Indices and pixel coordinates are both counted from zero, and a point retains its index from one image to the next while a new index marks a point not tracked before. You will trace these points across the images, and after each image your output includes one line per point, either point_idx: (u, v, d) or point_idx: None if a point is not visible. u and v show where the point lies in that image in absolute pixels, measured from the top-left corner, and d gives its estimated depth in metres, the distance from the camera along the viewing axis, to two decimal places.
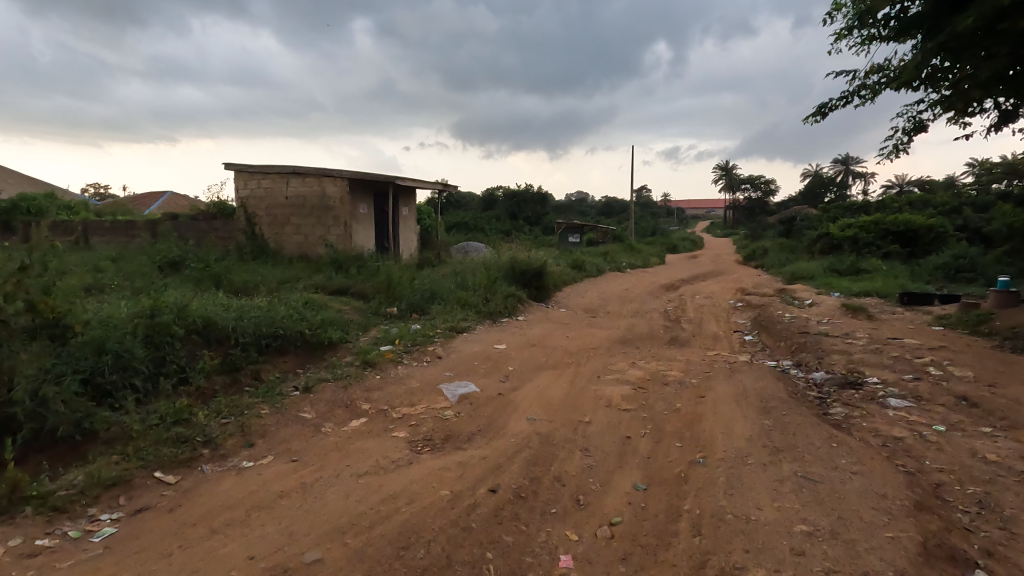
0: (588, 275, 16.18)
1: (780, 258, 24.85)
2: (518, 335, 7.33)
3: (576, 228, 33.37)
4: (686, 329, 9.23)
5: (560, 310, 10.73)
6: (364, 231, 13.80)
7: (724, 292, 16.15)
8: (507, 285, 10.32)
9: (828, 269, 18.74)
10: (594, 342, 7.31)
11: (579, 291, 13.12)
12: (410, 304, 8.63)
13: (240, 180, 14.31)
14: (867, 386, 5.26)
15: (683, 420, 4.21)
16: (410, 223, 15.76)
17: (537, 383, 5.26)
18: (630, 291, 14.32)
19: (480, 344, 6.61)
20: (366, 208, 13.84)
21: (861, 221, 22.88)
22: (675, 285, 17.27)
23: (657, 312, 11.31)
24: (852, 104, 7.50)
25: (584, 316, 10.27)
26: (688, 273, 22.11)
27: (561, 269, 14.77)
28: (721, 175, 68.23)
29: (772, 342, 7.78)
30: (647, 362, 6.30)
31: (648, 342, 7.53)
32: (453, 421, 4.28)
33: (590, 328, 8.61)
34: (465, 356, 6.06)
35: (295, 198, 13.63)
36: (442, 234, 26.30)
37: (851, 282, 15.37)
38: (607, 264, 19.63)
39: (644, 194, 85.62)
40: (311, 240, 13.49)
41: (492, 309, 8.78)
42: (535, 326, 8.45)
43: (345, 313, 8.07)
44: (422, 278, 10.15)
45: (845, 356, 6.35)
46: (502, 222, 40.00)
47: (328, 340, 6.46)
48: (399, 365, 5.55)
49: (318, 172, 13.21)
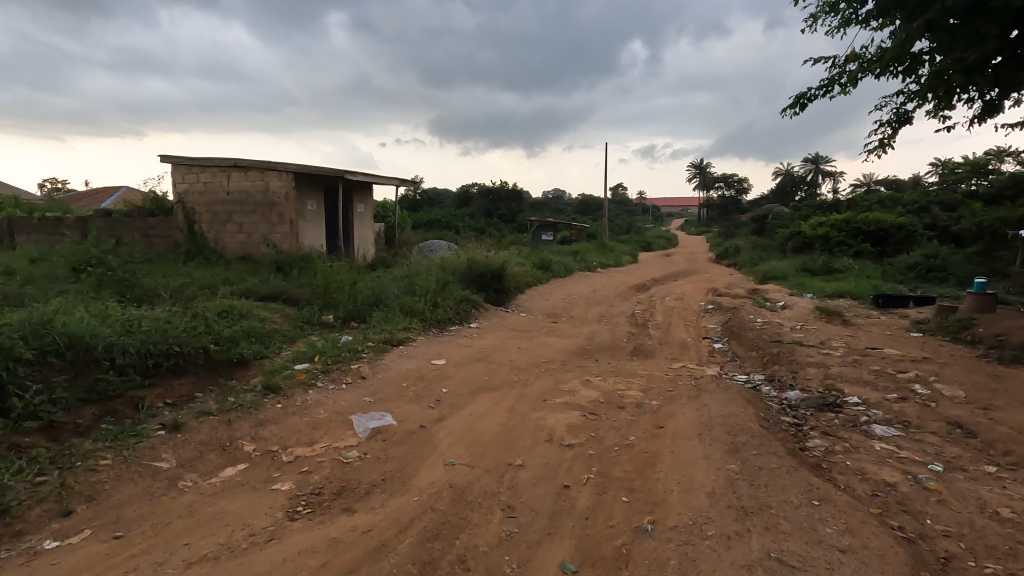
0: (555, 276, 15.47)
1: (752, 257, 24.51)
2: (463, 347, 6.53)
3: (550, 227, 32.66)
4: (653, 336, 8.57)
5: (520, 315, 9.97)
6: (313, 229, 12.83)
7: (696, 293, 15.62)
8: (461, 288, 9.52)
9: (800, 269, 18.40)
10: (548, 354, 6.56)
11: (542, 293, 12.38)
12: (349, 311, 7.77)
13: (178, 174, 13.20)
14: (848, 408, 4.61)
15: (634, 461, 3.49)
16: (367, 221, 14.81)
17: (471, 410, 4.48)
18: (598, 292, 13.64)
19: (416, 359, 5.80)
20: (315, 205, 12.86)
21: (832, 220, 22.68)
22: (645, 285, 16.68)
23: (624, 316, 10.64)
24: (831, 93, 6.88)
25: (544, 322, 9.53)
26: (661, 272, 21.57)
27: (526, 270, 14.02)
28: (695, 173, 68.34)
29: (743, 352, 7.14)
30: (603, 379, 5.57)
31: (609, 354, 6.82)
32: (355, 468, 3.47)
33: (548, 337, 7.86)
34: (393, 376, 5.25)
35: (237, 193, 12.60)
36: (409, 232, 25.31)
37: (824, 282, 14.96)
38: (577, 264, 18.93)
39: (620, 192, 85.59)
40: (255, 239, 12.47)
41: (440, 316, 7.97)
42: (487, 335, 7.67)
43: (271, 323, 7.18)
44: (367, 281, 9.28)
45: (822, 370, 5.72)
46: (474, 220, 39.09)
47: (237, 357, 5.59)
48: (311, 390, 4.71)
49: (261, 165, 12.19)
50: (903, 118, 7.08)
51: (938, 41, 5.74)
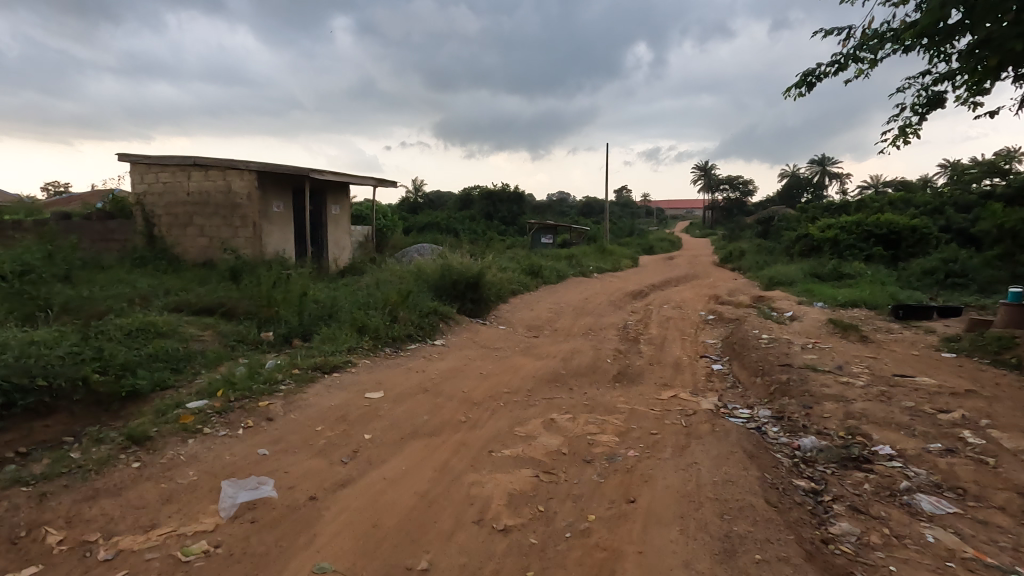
0: (546, 283, 14.44)
1: (757, 261, 23.40)
2: (412, 374, 5.51)
3: (549, 228, 31.65)
4: (642, 355, 7.52)
5: (496, 328, 8.93)
6: (280, 233, 11.82)
7: (697, 300, 14.56)
8: (430, 299, 8.49)
9: (809, 273, 17.31)
10: (513, 381, 5.52)
11: (527, 303, 11.35)
12: (292, 328, 6.76)
13: (136, 173, 12.26)
14: (880, 466, 3.58)
15: (586, 564, 2.48)
16: (343, 224, 13.80)
17: (391, 468, 3.47)
18: (590, 301, 12.58)
19: (347, 392, 4.78)
20: (282, 207, 11.86)
21: (842, 222, 21.56)
22: (643, 291, 15.63)
23: (615, 329, 9.59)
24: (845, 70, 5.83)
25: (522, 337, 8.50)
26: (661, 277, 20.49)
27: (512, 276, 13.00)
28: (700, 175, 67.29)
29: (746, 378, 6.07)
30: (572, 417, 4.54)
31: (586, 381, 5.76)
32: (192, 572, 2.46)
33: (520, 356, 6.83)
34: (309, 416, 4.24)
35: (198, 194, 11.64)
36: (401, 235, 24.34)
37: (835, 290, 13.87)
38: (572, 269, 17.89)
39: (625, 194, 84.62)
40: (217, 244, 11.51)
41: (398, 333, 6.95)
42: (450, 356, 6.64)
43: (196, 343, 6.19)
44: (324, 291, 8.28)
45: (841, 406, 4.67)
46: (473, 223, 38.13)
47: (128, 389, 4.60)
48: (191, 440, 3.71)
49: (222, 163, 11.22)
50: (933, 101, 6.01)
51: (982, 3, 4.69)
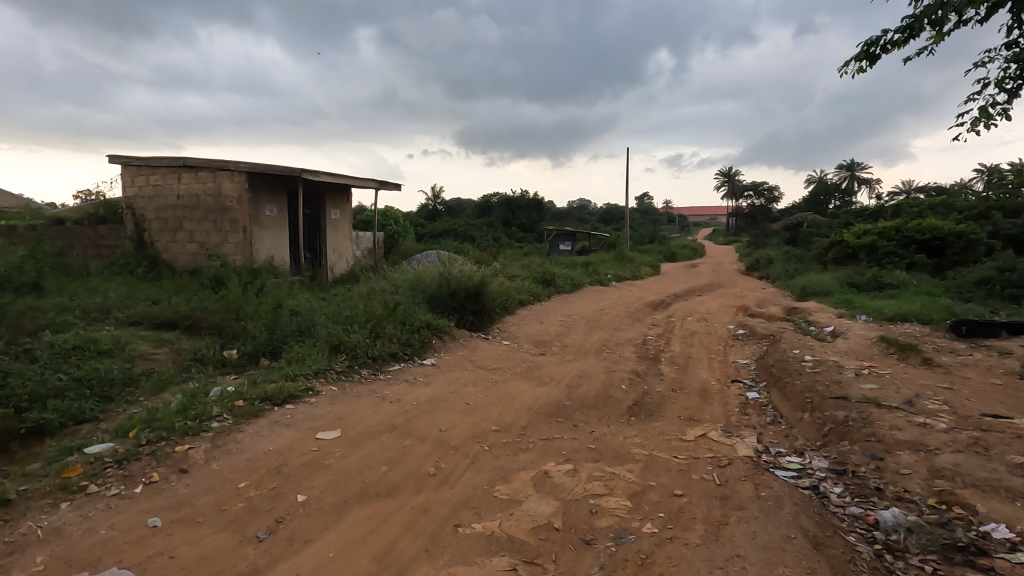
0: (558, 293, 13.44)
1: (787, 269, 22.07)
2: (383, 406, 4.58)
3: (567, 235, 30.63)
4: (664, 379, 6.48)
5: (499, 345, 7.98)
6: (274, 239, 11.04)
7: (723, 311, 13.41)
8: (424, 312, 7.59)
9: (845, 283, 15.99)
10: (504, 415, 4.55)
11: (536, 314, 10.38)
12: (258, 346, 5.91)
13: (127, 175, 11.67)
14: (1002, 564, 2.53)
15: None
16: (343, 230, 13.02)
17: (316, 553, 2.55)
18: (606, 312, 11.53)
19: (295, 431, 3.87)
20: (275, 211, 11.09)
21: (879, 227, 20.14)
22: (664, 302, 14.55)
23: (633, 346, 8.55)
24: (915, 37, 4.77)
25: (527, 355, 7.53)
26: (684, 286, 19.28)
27: (521, 286, 12.04)
28: (724, 181, 65.71)
29: (790, 413, 5.00)
30: (573, 470, 3.56)
31: (594, 415, 4.76)
32: None
33: (519, 380, 5.87)
34: (236, 467, 3.34)
35: (187, 197, 10.97)
36: (412, 242, 23.58)
37: (877, 301, 12.60)
38: (588, 278, 16.85)
39: (646, 201, 83.23)
40: (206, 249, 10.79)
41: (380, 351, 6.04)
42: (438, 380, 5.70)
43: (144, 362, 5.37)
44: (305, 302, 7.43)
45: (924, 460, 3.60)
46: (491, 230, 37.29)
47: (29, 425, 3.77)
48: (66, 505, 2.84)
49: (211, 164, 10.53)
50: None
51: None
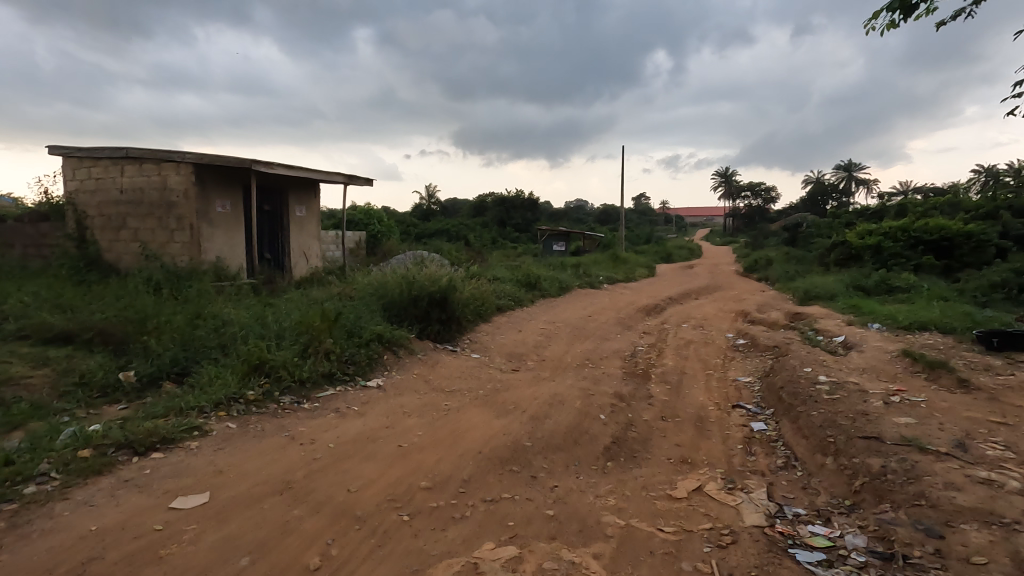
0: (544, 297, 12.42)
1: (788, 270, 21.12)
2: (286, 452, 3.56)
3: (561, 235, 29.67)
4: (653, 403, 5.48)
5: (466, 359, 6.95)
6: (227, 238, 9.97)
7: (721, 317, 12.43)
8: (377, 324, 6.56)
9: (850, 286, 15.03)
10: (444, 464, 3.53)
11: (515, 322, 9.37)
12: (161, 366, 4.88)
13: (67, 167, 10.60)
14: None
15: None
16: (310, 228, 11.97)
17: None
18: (593, 319, 10.52)
19: (144, 497, 2.85)
20: (229, 207, 10.02)
21: (884, 227, 19.20)
22: (659, 306, 13.56)
23: (620, 359, 7.54)
24: None
25: (497, 372, 6.51)
26: (680, 288, 18.30)
27: (501, 289, 11.05)
28: (722, 181, 64.90)
29: (807, 456, 4.00)
30: (516, 560, 2.54)
31: (560, 461, 3.75)
32: None
33: (478, 409, 4.86)
34: (24, 563, 2.32)
35: (131, 191, 9.91)
36: (398, 242, 22.54)
37: (887, 307, 11.64)
38: (578, 280, 15.85)
39: (644, 201, 82.49)
40: (150, 249, 9.73)
41: (311, 372, 5.02)
42: (376, 409, 4.68)
43: (9, 388, 4.36)
44: (238, 311, 6.39)
45: (1003, 541, 2.60)
46: (484, 230, 36.28)
47: None
48: None
49: (155, 155, 9.47)
50: None
51: None
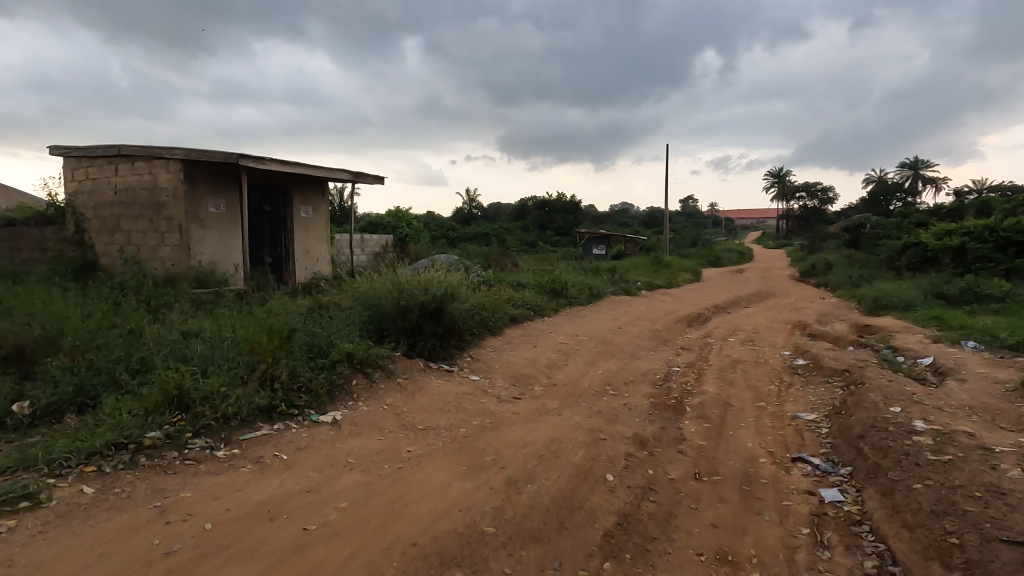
0: (570, 306, 11.16)
1: (852, 276, 19.00)
2: (135, 538, 2.49)
3: (601, 238, 28.15)
4: (683, 454, 4.15)
5: (460, 383, 5.82)
6: (221, 241, 9.21)
7: (775, 330, 10.81)
8: (350, 341, 5.51)
9: (929, 294, 13.04)
10: (353, 567, 2.38)
11: (530, 336, 8.17)
12: (62, 395, 3.97)
13: (66, 168, 10.11)
14: None
15: None
16: (317, 230, 11.14)
17: None
18: (623, 331, 9.18)
19: None
20: (224, 207, 9.26)
21: (966, 226, 16.89)
22: (703, 316, 12.04)
23: (649, 385, 6.21)
24: None
25: (493, 400, 5.34)
26: (728, 295, 16.62)
27: (519, 297, 9.87)
28: (775, 181, 61.58)
29: (915, 564, 2.62)
30: None
31: (532, 563, 2.53)
32: None
33: (445, 460, 3.70)
34: None
35: (124, 192, 9.30)
36: (427, 246, 21.70)
37: (980, 320, 9.76)
38: (613, 287, 14.46)
39: (690, 203, 79.73)
40: (141, 253, 9.07)
41: (241, 406, 3.97)
42: (311, 458, 3.57)
43: None
44: (191, 324, 5.45)
45: None
46: (522, 233, 35.14)
47: None
48: None
49: (145, 152, 8.79)
50: None
51: None
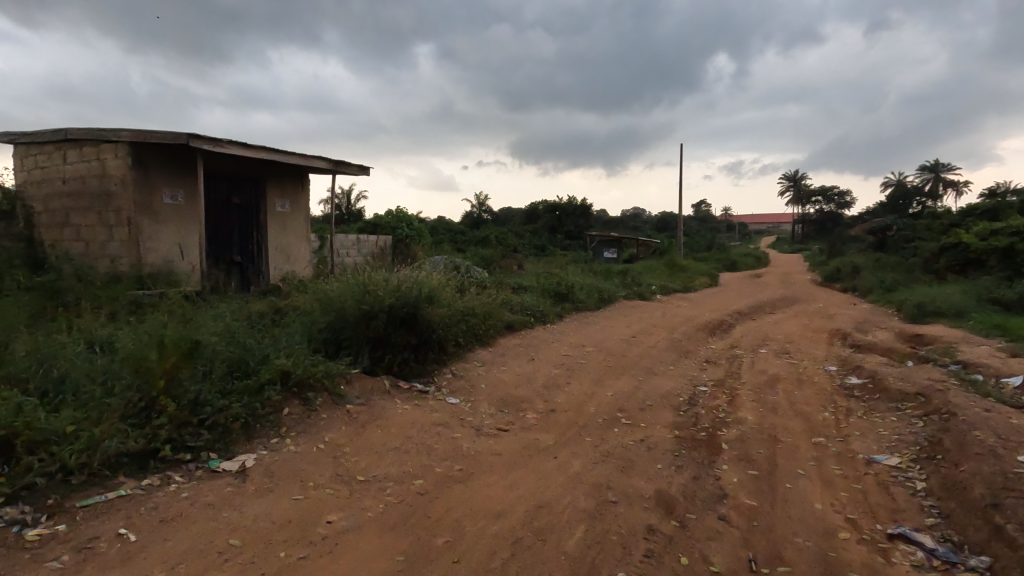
0: (578, 312, 9.89)
1: (884, 279, 17.54)
2: None
3: (613, 241, 26.84)
4: (728, 526, 2.90)
5: (432, 409, 4.62)
6: (179, 237, 8.09)
7: (811, 339, 9.49)
8: (291, 356, 4.33)
9: (980, 299, 11.63)
10: None
11: (528, 347, 6.94)
12: None
13: (15, 155, 9.04)
14: None
15: None
16: (295, 226, 10.00)
17: None
18: (638, 342, 7.90)
19: None
20: (182, 198, 8.14)
21: (1012, 224, 15.39)
22: (726, 323, 10.71)
23: (672, 412, 4.94)
24: None
25: (470, 433, 4.12)
26: (751, 300, 15.26)
27: (518, 301, 8.63)
28: (793, 184, 59.80)
29: None
30: None
31: None
32: None
33: (378, 541, 2.49)
34: None
35: (72, 181, 8.18)
36: (429, 247, 20.51)
37: None
38: (626, 291, 13.15)
39: (704, 208, 78.07)
40: (87, 250, 7.96)
41: (97, 455, 2.81)
42: (173, 542, 2.39)
43: None
44: (88, 334, 4.27)
45: None
46: (532, 237, 33.86)
47: None
48: None
49: (91, 135, 7.69)
50: None
51: None
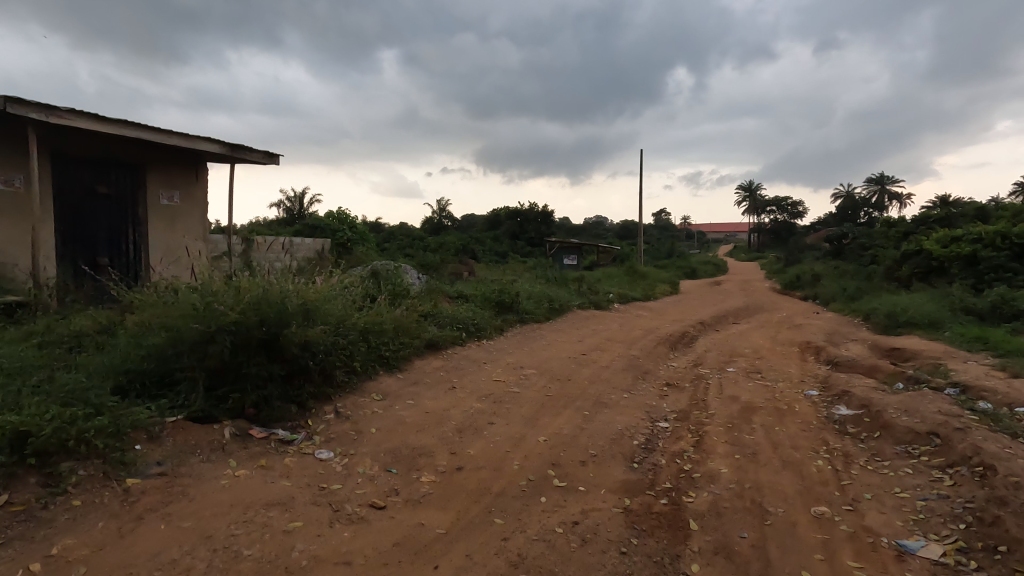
0: (521, 325, 8.59)
1: (846, 287, 17.00)
2: None
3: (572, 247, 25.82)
4: None
5: (282, 473, 3.21)
6: (17, 234, 6.40)
7: (783, 354, 8.46)
8: (50, 404, 2.87)
9: (950, 309, 10.95)
10: None
11: (450, 371, 5.58)
12: None
13: None
14: None
15: None
16: (187, 222, 8.38)
17: None
18: (589, 362, 6.64)
19: None
20: (22, 185, 6.47)
21: (972, 231, 15.01)
22: (689, 337, 9.59)
23: (623, 466, 3.67)
24: None
25: (321, 519, 2.74)
26: (715, 310, 14.30)
27: (449, 313, 7.25)
28: (749, 194, 60.60)
29: None
30: None
31: None
32: None
33: None
34: None
35: None
36: (373, 252, 18.94)
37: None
38: (581, 300, 11.95)
39: (663, 217, 78.62)
40: None
41: None
42: None
43: None
44: None
45: None
46: (491, 243, 32.56)
47: None
48: None
49: None
50: None
51: None
